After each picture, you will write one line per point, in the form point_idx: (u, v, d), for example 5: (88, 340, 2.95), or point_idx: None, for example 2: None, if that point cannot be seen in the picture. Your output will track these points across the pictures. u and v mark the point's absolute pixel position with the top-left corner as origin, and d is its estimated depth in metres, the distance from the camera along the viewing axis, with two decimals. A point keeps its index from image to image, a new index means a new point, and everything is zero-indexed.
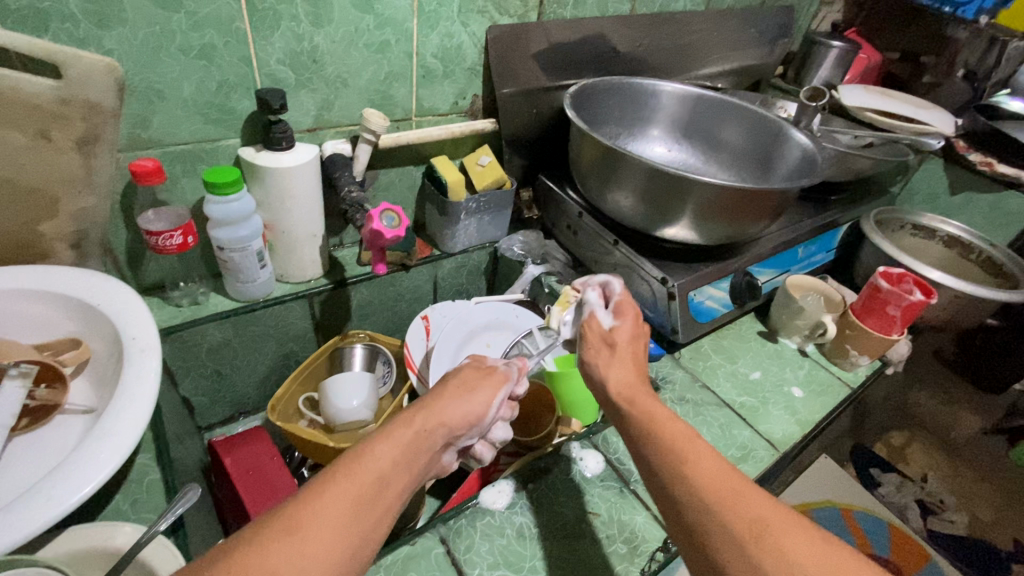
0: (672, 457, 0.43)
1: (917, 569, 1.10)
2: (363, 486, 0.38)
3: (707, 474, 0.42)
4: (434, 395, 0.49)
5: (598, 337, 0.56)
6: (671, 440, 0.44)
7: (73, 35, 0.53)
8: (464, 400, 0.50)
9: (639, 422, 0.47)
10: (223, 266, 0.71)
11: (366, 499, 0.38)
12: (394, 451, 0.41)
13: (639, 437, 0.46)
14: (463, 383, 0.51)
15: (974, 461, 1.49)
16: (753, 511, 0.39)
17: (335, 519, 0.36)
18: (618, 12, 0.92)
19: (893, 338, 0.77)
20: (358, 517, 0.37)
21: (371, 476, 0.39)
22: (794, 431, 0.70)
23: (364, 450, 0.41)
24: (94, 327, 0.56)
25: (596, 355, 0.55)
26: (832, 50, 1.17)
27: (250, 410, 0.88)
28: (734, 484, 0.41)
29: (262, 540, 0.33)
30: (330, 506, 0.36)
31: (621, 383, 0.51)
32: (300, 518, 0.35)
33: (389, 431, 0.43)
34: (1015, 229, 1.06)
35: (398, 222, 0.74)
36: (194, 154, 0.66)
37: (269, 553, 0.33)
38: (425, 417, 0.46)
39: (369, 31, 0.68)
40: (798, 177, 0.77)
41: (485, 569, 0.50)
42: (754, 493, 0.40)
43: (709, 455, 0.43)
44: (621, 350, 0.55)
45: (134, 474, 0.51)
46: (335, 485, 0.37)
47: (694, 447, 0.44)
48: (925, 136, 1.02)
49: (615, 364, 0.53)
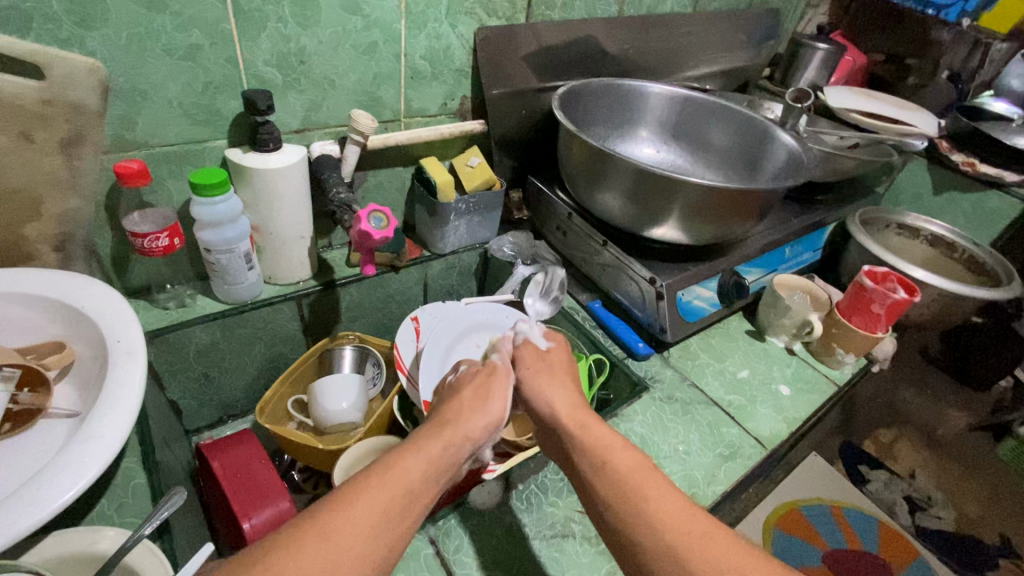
0: (634, 498, 0.43)
1: (905, 565, 1.11)
2: (394, 497, 0.39)
3: (671, 517, 0.42)
4: (456, 407, 0.51)
5: (535, 362, 0.58)
6: (632, 479, 0.45)
7: (56, 35, 0.53)
8: (485, 411, 0.51)
9: (598, 460, 0.47)
10: (211, 269, 0.70)
11: (397, 510, 0.39)
12: (423, 464, 0.43)
13: (598, 477, 0.46)
14: (478, 393, 0.53)
15: (960, 457, 1.51)
16: (719, 554, 0.40)
17: (365, 528, 0.37)
18: (606, 14, 0.92)
19: (878, 336, 0.78)
20: (388, 526, 0.38)
21: (402, 487, 0.40)
22: (781, 428, 0.71)
23: (395, 461, 0.42)
24: (79, 330, 0.55)
25: (535, 377, 0.57)
26: (818, 52, 1.18)
27: (238, 412, 0.87)
28: (696, 524, 0.41)
29: (296, 544, 0.35)
30: (363, 515, 0.37)
31: (563, 407, 0.53)
32: (334, 525, 0.36)
33: (418, 444, 0.45)
34: (997, 229, 1.07)
35: (387, 223, 0.74)
36: (181, 155, 0.66)
37: (302, 558, 0.34)
38: (450, 432, 0.47)
39: (357, 32, 0.68)
40: (784, 177, 0.78)
41: (475, 569, 0.50)
42: (716, 532, 0.41)
43: (671, 495, 0.44)
44: (558, 373, 0.57)
45: (120, 478, 0.51)
46: (367, 494, 0.39)
47: (654, 487, 0.44)
48: (909, 136, 1.03)
49: (556, 388, 0.55)
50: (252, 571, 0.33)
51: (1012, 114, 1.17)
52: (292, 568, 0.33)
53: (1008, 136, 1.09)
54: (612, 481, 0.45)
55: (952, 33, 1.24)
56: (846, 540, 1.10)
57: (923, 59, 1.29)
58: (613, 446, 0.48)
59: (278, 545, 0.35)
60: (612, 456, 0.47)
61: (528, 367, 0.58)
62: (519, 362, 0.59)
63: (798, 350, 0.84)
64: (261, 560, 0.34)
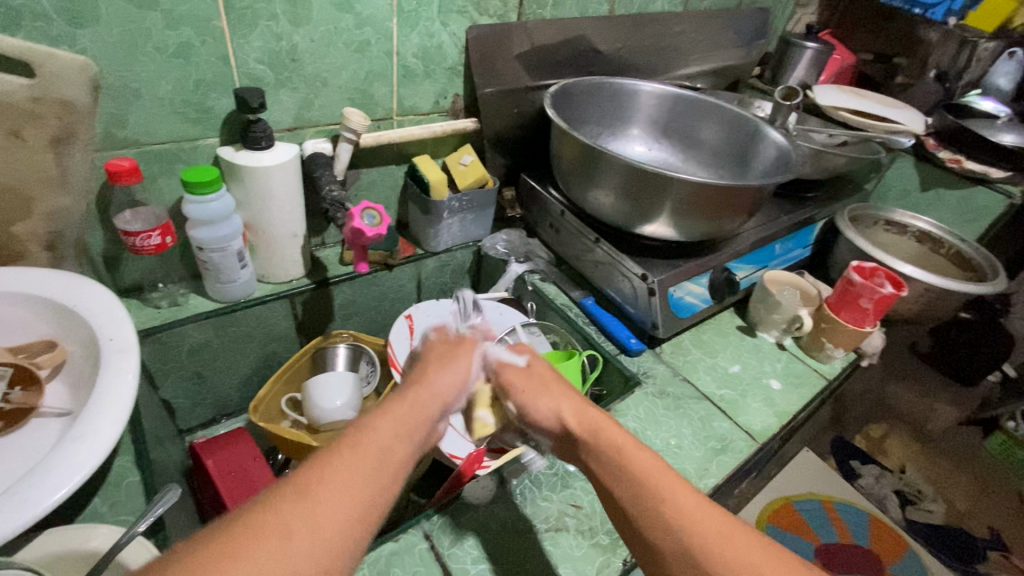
0: (656, 503, 0.42)
1: (896, 558, 1.12)
2: (370, 454, 0.38)
3: (695, 521, 0.41)
4: (420, 371, 0.49)
5: (527, 382, 0.53)
6: (652, 483, 0.43)
7: (47, 34, 0.53)
8: (454, 372, 0.50)
9: (616, 465, 0.46)
10: (203, 267, 0.70)
11: (375, 465, 0.38)
12: (395, 424, 0.42)
13: (617, 481, 0.45)
14: (441, 357, 0.51)
15: (949, 452, 1.53)
16: (746, 557, 0.40)
17: (346, 482, 0.36)
18: (597, 13, 0.93)
19: (866, 330, 0.79)
20: (369, 480, 0.37)
21: (377, 446, 0.39)
22: (772, 422, 0.72)
23: (366, 424, 0.41)
24: (70, 329, 0.55)
25: (532, 398, 0.52)
26: (807, 51, 1.19)
27: (232, 412, 0.87)
28: (720, 527, 0.41)
29: (272, 504, 0.34)
30: (339, 471, 0.36)
31: (571, 412, 0.51)
32: (310, 482, 0.35)
33: (387, 407, 0.44)
34: (982, 225, 1.09)
35: (379, 220, 0.76)
36: (173, 154, 0.66)
37: (282, 517, 0.33)
38: (418, 392, 0.46)
39: (349, 30, 0.68)
40: (774, 173, 0.79)
41: (470, 563, 0.50)
42: (740, 531, 0.41)
43: (692, 496, 0.43)
44: (553, 386, 0.53)
45: (113, 476, 0.50)
46: (342, 454, 0.38)
47: (674, 489, 0.43)
48: (896, 134, 1.04)
49: (557, 395, 0.52)
50: (229, 533, 0.32)
51: (999, 112, 1.18)
52: (271, 526, 0.32)
53: (994, 134, 1.11)
54: (631, 485, 0.44)
55: (938, 32, 1.25)
56: (838, 534, 1.12)
57: (911, 59, 1.32)
58: (629, 447, 0.46)
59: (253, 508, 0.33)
60: (630, 457, 0.45)
61: (523, 390, 0.52)
62: (512, 391, 0.53)
63: (789, 346, 0.85)
64: (236, 523, 0.32)
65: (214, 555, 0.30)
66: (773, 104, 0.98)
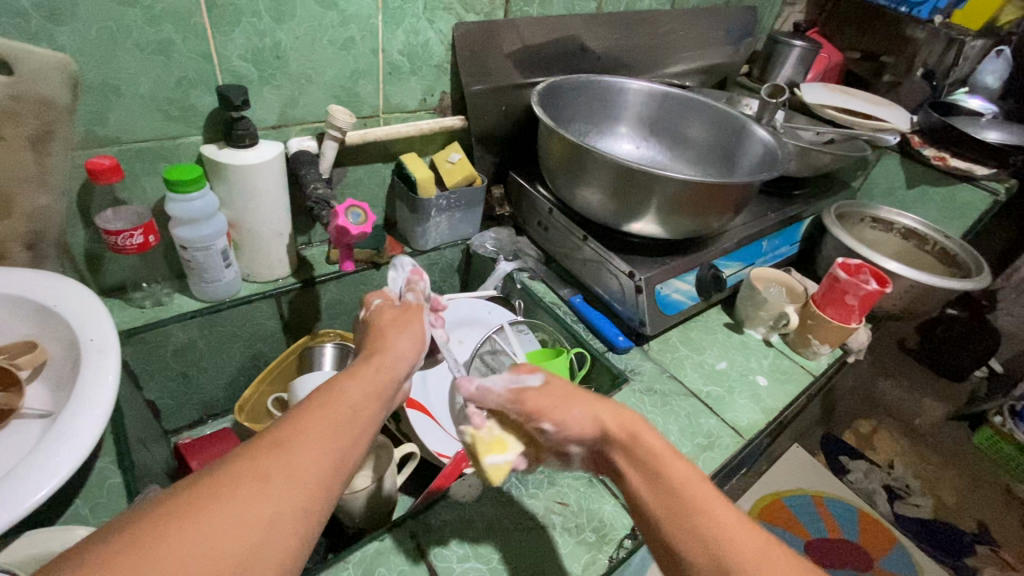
0: (693, 517, 0.41)
1: (884, 552, 1.13)
2: (340, 408, 0.39)
3: (733, 538, 0.40)
4: (377, 337, 0.49)
5: (551, 398, 0.49)
6: (693, 499, 0.42)
7: (24, 30, 0.52)
8: (409, 338, 0.50)
9: (658, 478, 0.44)
10: (187, 266, 0.69)
11: (346, 419, 0.39)
12: (361, 383, 0.42)
13: (656, 496, 0.43)
14: (393, 322, 0.52)
15: (936, 446, 1.55)
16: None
17: (319, 433, 0.36)
18: (585, 11, 0.93)
19: (852, 326, 0.79)
20: (341, 431, 0.37)
21: (346, 401, 0.40)
22: (759, 418, 0.72)
23: (332, 384, 0.41)
24: (50, 328, 0.54)
25: (562, 413, 0.49)
26: (795, 49, 1.20)
27: (218, 412, 0.86)
28: (759, 547, 0.40)
29: (247, 453, 0.34)
30: (312, 423, 0.37)
31: (607, 414, 0.49)
32: (284, 433, 0.35)
33: (353, 369, 0.44)
34: (967, 222, 1.10)
35: (365, 218, 0.74)
36: (155, 151, 0.65)
37: (258, 464, 0.33)
38: (380, 356, 0.46)
39: (333, 27, 0.68)
40: (760, 171, 0.79)
41: (455, 561, 0.50)
42: (780, 555, 0.40)
43: (732, 514, 0.41)
44: (579, 397, 0.50)
45: (93, 478, 0.50)
46: (313, 409, 0.38)
47: (715, 506, 0.42)
48: (882, 132, 1.05)
49: (584, 401, 0.50)
50: (204, 481, 0.32)
51: (985, 111, 1.20)
52: (248, 471, 0.33)
53: (979, 131, 1.12)
54: (670, 498, 0.43)
55: (926, 31, 1.25)
56: (827, 528, 1.14)
57: (899, 57, 1.31)
58: (669, 458, 0.45)
59: (229, 459, 0.33)
60: (669, 469, 0.44)
61: (552, 407, 0.49)
62: (540, 412, 0.49)
63: (775, 342, 0.86)
64: (211, 473, 0.32)
65: (192, 500, 0.30)
66: (759, 102, 0.98)
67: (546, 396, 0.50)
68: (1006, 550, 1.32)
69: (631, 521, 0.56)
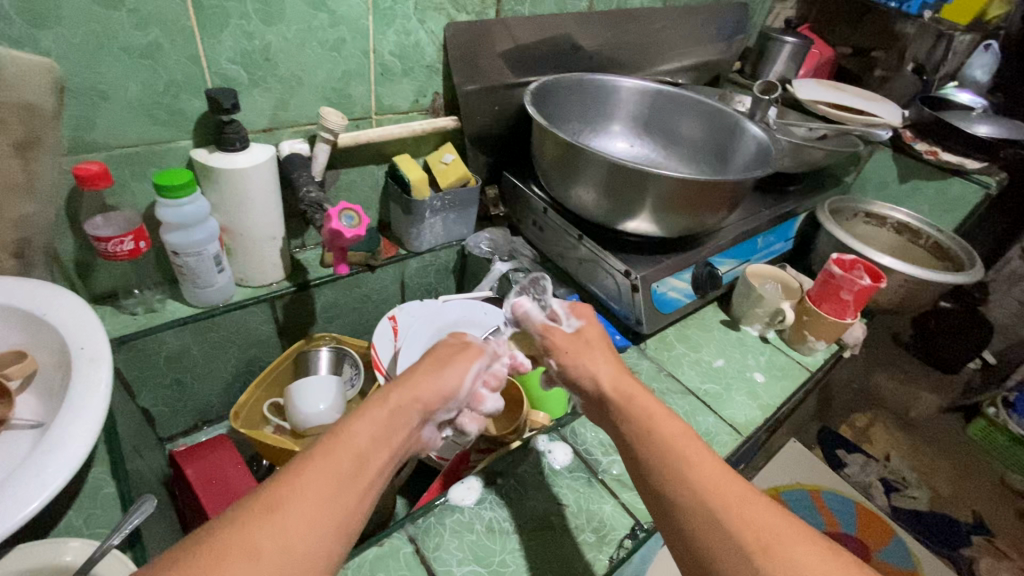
0: (675, 460, 0.42)
1: (881, 545, 1.14)
2: (341, 462, 0.38)
3: (712, 480, 0.41)
4: (409, 373, 0.48)
5: (572, 343, 0.56)
6: (676, 447, 0.43)
7: (8, 36, 0.51)
8: (441, 378, 0.48)
9: (646, 429, 0.46)
10: (179, 272, 0.69)
11: (348, 475, 0.37)
12: (369, 426, 0.41)
13: (643, 445, 0.45)
14: (438, 360, 0.50)
15: (931, 437, 1.56)
16: (757, 517, 0.38)
17: (317, 493, 0.35)
18: (577, 9, 0.92)
19: (848, 322, 0.80)
20: (341, 490, 0.36)
21: (349, 453, 0.39)
22: (756, 415, 0.72)
23: (340, 428, 0.41)
24: (41, 339, 0.54)
25: (576, 358, 0.54)
26: (786, 45, 1.20)
27: (213, 418, 0.86)
28: (737, 490, 0.40)
29: (241, 523, 0.33)
30: (308, 484, 0.36)
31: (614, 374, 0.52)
32: (279, 496, 0.34)
33: (365, 409, 0.43)
34: (959, 214, 1.10)
35: (358, 222, 0.74)
36: (145, 157, 0.64)
37: (249, 535, 0.32)
38: (401, 394, 0.45)
39: (323, 28, 0.67)
40: (754, 167, 0.79)
41: (455, 565, 0.50)
42: (761, 502, 0.39)
43: (713, 460, 0.42)
44: (596, 346, 0.55)
45: (87, 489, 0.49)
46: (316, 462, 0.37)
47: (696, 453, 0.43)
48: (875, 127, 1.06)
49: (595, 355, 0.54)
50: (195, 555, 0.31)
51: (975, 105, 1.21)
52: (240, 544, 0.32)
53: (969, 125, 1.11)
54: (656, 444, 0.44)
55: (915, 26, 1.26)
56: (824, 522, 1.14)
57: (888, 51, 1.32)
58: (658, 415, 0.46)
59: (223, 524, 0.33)
60: (658, 423, 0.46)
61: (569, 352, 0.55)
62: (555, 348, 0.56)
63: (771, 338, 0.86)
64: (203, 545, 0.32)
65: None
66: (751, 98, 0.98)
67: (571, 340, 0.56)
68: (1000, 539, 1.33)
69: (631, 521, 0.55)
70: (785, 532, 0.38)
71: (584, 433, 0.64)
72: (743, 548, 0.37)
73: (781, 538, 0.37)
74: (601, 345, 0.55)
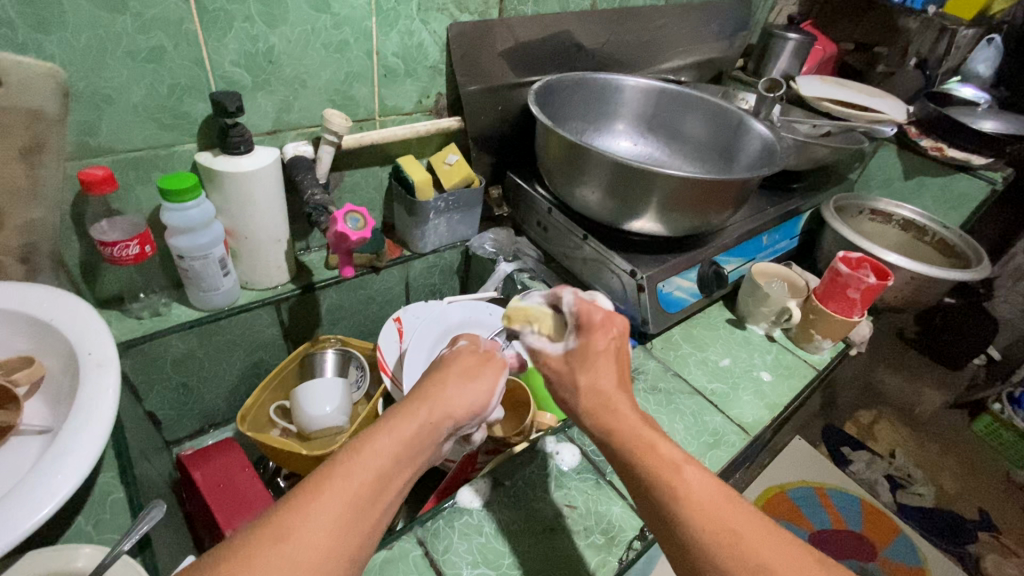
0: (661, 487, 0.42)
1: (887, 543, 1.14)
2: (360, 485, 0.37)
3: (699, 507, 0.40)
4: (437, 383, 0.48)
5: (570, 361, 0.53)
6: (664, 470, 0.43)
7: (12, 41, 0.51)
8: (467, 392, 0.48)
9: (636, 455, 0.44)
10: (184, 275, 0.69)
11: (364, 500, 0.37)
12: (393, 445, 0.41)
13: (636, 471, 0.44)
14: (464, 371, 0.50)
15: (937, 434, 1.55)
16: (749, 549, 0.38)
17: (330, 521, 0.35)
18: (579, 7, 0.92)
19: (854, 320, 0.79)
20: (356, 517, 0.36)
21: (370, 474, 0.38)
22: (763, 415, 0.72)
23: (363, 444, 0.40)
24: (48, 343, 0.53)
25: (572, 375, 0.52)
26: (789, 42, 1.19)
27: (219, 421, 0.86)
28: (726, 518, 0.39)
29: (252, 548, 0.33)
30: (323, 510, 0.35)
31: (614, 392, 0.50)
32: (293, 521, 0.34)
33: (389, 424, 0.42)
34: (965, 211, 1.10)
35: (364, 223, 0.74)
36: (150, 161, 0.64)
37: (259, 560, 0.32)
38: (428, 410, 0.44)
39: (326, 30, 0.67)
40: (759, 165, 0.79)
41: (464, 568, 0.49)
42: (751, 526, 0.39)
43: (704, 485, 0.41)
44: (601, 359, 0.52)
45: (96, 494, 0.49)
46: (332, 483, 0.37)
47: (685, 478, 0.42)
48: (879, 123, 1.05)
49: (595, 369, 0.51)
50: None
51: (978, 100, 1.22)
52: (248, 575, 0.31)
53: (974, 121, 1.11)
54: (646, 472, 0.43)
55: (918, 21, 1.26)
56: (830, 520, 1.14)
57: (891, 48, 1.32)
58: (653, 439, 0.45)
59: (235, 547, 0.33)
60: (651, 445, 0.44)
61: (563, 373, 0.53)
62: (552, 370, 0.53)
63: (778, 336, 0.86)
64: (214, 568, 0.32)
65: None
66: (756, 95, 0.97)
67: (565, 362, 0.53)
68: (1006, 536, 1.32)
69: (640, 522, 0.55)
70: (777, 564, 0.37)
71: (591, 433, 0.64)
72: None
73: (773, 569, 0.37)
74: (608, 358, 0.52)
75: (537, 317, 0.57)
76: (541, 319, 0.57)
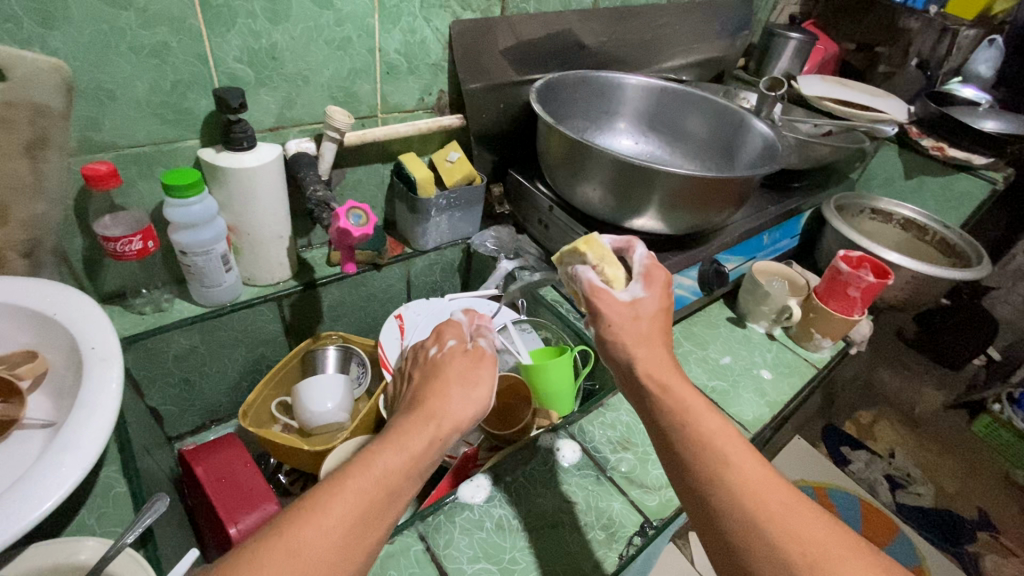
0: (712, 462, 0.42)
1: (885, 541, 1.14)
2: (370, 499, 0.38)
3: (749, 484, 0.41)
4: (444, 392, 0.48)
5: (627, 314, 0.52)
6: (716, 444, 0.43)
7: (16, 35, 0.51)
8: (472, 402, 0.48)
9: (682, 427, 0.45)
10: (187, 272, 0.69)
11: (372, 515, 0.38)
12: (402, 459, 0.41)
13: (680, 445, 0.44)
14: (465, 376, 0.50)
15: (937, 434, 1.56)
16: (796, 527, 0.39)
17: (339, 537, 0.35)
18: (581, 6, 0.92)
19: (855, 319, 0.79)
20: (364, 531, 0.37)
21: (380, 490, 0.39)
22: (763, 412, 0.72)
23: (374, 457, 0.40)
24: (50, 337, 0.54)
25: (625, 336, 0.51)
26: (791, 41, 1.19)
27: (221, 417, 0.86)
28: (775, 497, 0.40)
29: (263, 561, 0.33)
30: (334, 525, 0.36)
31: (653, 359, 0.49)
32: (303, 536, 0.35)
33: (398, 437, 0.43)
34: (965, 211, 1.10)
35: (365, 220, 0.74)
36: (153, 156, 0.64)
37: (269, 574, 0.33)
38: (437, 424, 0.45)
39: (329, 27, 0.67)
40: (760, 163, 0.79)
41: (465, 562, 0.50)
42: (800, 508, 0.40)
43: (754, 463, 0.42)
44: (653, 320, 0.52)
45: (99, 487, 0.49)
46: (344, 497, 0.37)
47: (735, 454, 0.42)
48: (880, 123, 1.05)
49: (652, 326, 0.52)
50: None
51: (979, 99, 1.22)
52: None
53: (975, 121, 1.12)
54: (695, 440, 0.43)
55: (920, 21, 1.25)
56: None
57: (892, 47, 1.31)
58: (700, 411, 0.45)
59: (244, 558, 0.33)
60: (697, 420, 0.45)
61: (620, 322, 0.51)
62: (606, 317, 0.52)
63: (778, 335, 0.86)
64: None
65: None
66: (758, 94, 0.97)
67: (629, 309, 0.52)
68: (1005, 536, 1.32)
69: (640, 518, 0.55)
70: (825, 544, 0.38)
71: (592, 431, 0.64)
72: (781, 560, 0.37)
73: (822, 550, 0.38)
74: (661, 319, 0.53)
75: (602, 256, 0.57)
76: (612, 265, 0.57)
